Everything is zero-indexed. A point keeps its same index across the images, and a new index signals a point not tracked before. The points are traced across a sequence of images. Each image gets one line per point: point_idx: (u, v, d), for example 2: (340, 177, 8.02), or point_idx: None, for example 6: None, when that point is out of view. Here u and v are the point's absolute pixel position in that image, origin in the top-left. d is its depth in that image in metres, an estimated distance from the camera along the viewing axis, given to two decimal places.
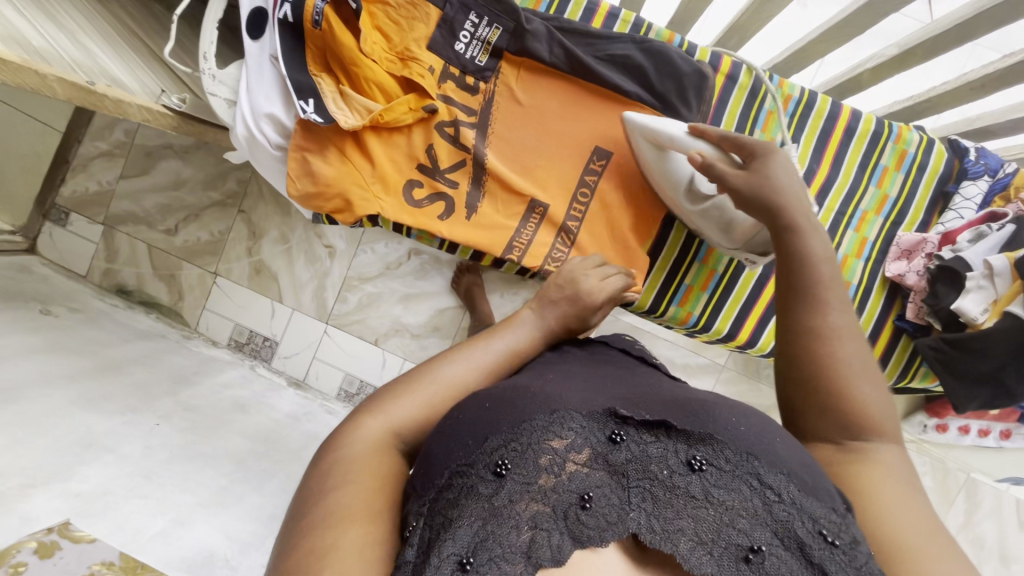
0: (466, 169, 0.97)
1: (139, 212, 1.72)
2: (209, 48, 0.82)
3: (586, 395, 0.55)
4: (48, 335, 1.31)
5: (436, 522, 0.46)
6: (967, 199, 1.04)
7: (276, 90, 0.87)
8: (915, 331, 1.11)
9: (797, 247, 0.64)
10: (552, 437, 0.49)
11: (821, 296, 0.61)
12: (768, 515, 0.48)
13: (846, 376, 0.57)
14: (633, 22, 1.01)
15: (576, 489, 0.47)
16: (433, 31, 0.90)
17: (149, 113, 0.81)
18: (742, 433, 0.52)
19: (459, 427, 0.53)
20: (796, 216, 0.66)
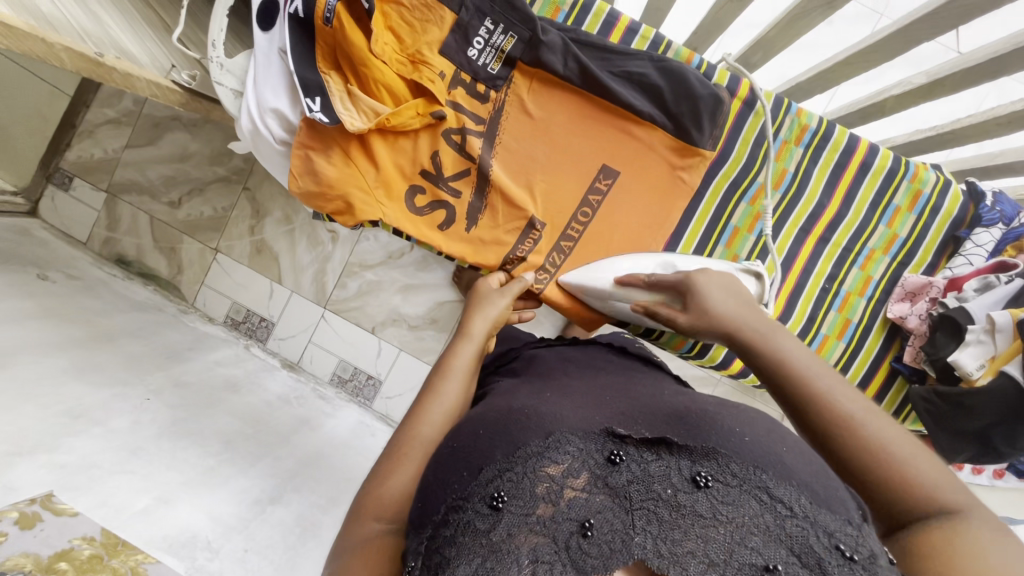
0: (469, 179, 0.95)
1: (143, 182, 1.71)
2: (219, 36, 0.80)
3: (582, 415, 0.58)
4: (45, 301, 1.31)
5: (433, 562, 0.48)
6: (978, 245, 1.02)
7: (283, 85, 0.86)
8: (911, 375, 1.08)
9: (771, 351, 0.63)
10: (549, 463, 0.50)
11: (815, 386, 0.58)
12: (780, 531, 0.47)
13: (870, 448, 0.53)
14: (652, 39, 0.98)
15: (576, 516, 0.48)
16: (447, 36, 0.88)
17: (157, 89, 0.79)
18: (745, 445, 0.53)
19: (458, 456, 0.55)
20: (745, 327, 0.68)
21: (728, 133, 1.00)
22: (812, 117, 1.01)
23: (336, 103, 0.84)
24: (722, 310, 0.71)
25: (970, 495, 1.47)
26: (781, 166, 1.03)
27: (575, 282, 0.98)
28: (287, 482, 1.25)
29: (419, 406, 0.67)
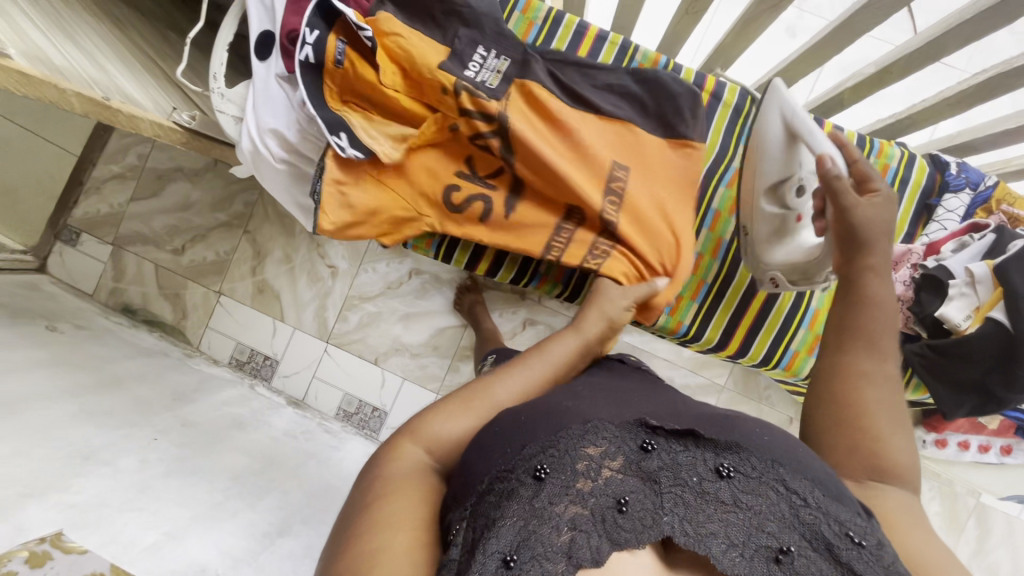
0: (502, 180, 0.97)
1: (147, 232, 1.76)
2: (219, 68, 0.85)
3: (610, 408, 0.59)
4: (52, 350, 1.34)
5: (479, 523, 0.48)
6: (949, 211, 1.06)
7: (282, 108, 0.89)
8: (903, 339, 1.12)
9: (874, 287, 0.69)
10: (588, 445, 0.52)
11: (873, 345, 0.66)
12: (796, 519, 0.51)
13: (871, 416, 0.62)
14: (621, 44, 1.05)
15: (612, 493, 0.50)
16: (447, 67, 0.89)
17: (161, 129, 0.80)
18: (766, 444, 0.55)
19: (500, 438, 0.56)
20: (875, 259, 0.71)
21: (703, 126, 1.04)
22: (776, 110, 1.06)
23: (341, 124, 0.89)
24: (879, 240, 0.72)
25: (990, 483, 1.46)
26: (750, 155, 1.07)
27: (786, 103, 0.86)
28: (296, 514, 1.23)
29: (504, 370, 0.70)
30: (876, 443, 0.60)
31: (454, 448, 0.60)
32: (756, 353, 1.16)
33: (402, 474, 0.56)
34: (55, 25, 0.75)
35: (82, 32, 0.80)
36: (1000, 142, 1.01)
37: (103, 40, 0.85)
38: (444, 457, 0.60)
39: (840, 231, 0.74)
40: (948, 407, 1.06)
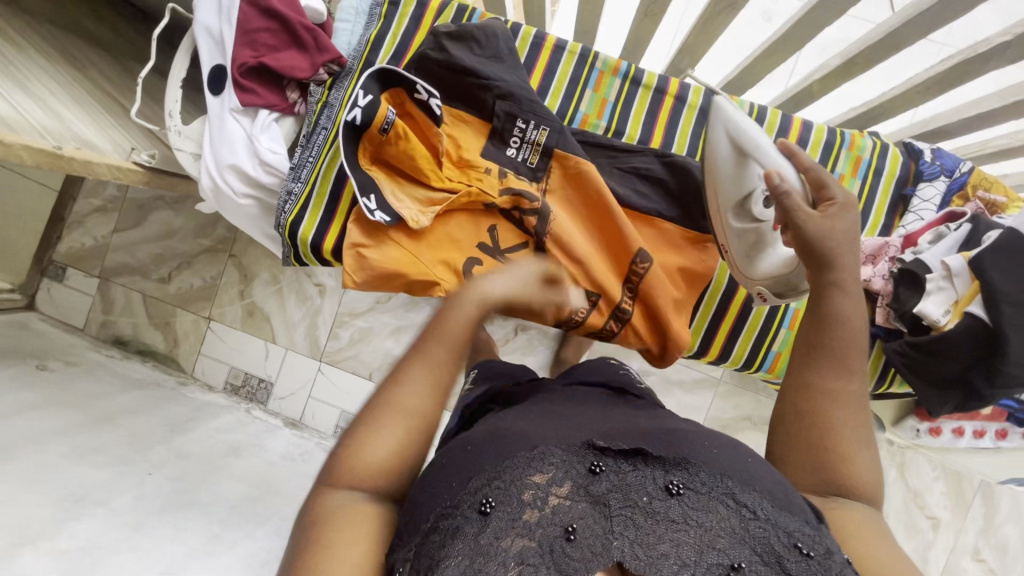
0: (527, 252, 0.87)
1: (133, 263, 1.75)
2: (174, 105, 0.79)
3: (560, 431, 0.57)
4: (43, 390, 1.33)
5: (422, 565, 0.46)
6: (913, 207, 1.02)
7: (243, 145, 0.81)
8: (887, 335, 1.09)
9: (839, 304, 0.66)
10: (534, 472, 0.50)
11: (843, 361, 0.64)
12: (746, 532, 0.49)
13: (840, 438, 0.61)
14: (580, 52, 1.01)
15: (560, 521, 0.47)
16: (484, 147, 0.87)
17: (120, 171, 0.79)
18: (714, 455, 0.55)
19: (448, 469, 0.54)
20: (847, 276, 0.68)
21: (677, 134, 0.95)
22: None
23: (307, 165, 0.83)
24: (847, 252, 0.69)
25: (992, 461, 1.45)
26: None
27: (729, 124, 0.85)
28: None
29: (410, 365, 0.60)
30: (845, 461, 0.60)
31: (384, 474, 0.55)
32: (737, 357, 1.13)
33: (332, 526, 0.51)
34: (5, 74, 0.74)
35: (32, 77, 0.79)
36: (976, 125, 0.99)
37: (55, 83, 0.83)
38: (376, 485, 0.55)
39: (805, 251, 0.71)
40: (931, 403, 1.05)
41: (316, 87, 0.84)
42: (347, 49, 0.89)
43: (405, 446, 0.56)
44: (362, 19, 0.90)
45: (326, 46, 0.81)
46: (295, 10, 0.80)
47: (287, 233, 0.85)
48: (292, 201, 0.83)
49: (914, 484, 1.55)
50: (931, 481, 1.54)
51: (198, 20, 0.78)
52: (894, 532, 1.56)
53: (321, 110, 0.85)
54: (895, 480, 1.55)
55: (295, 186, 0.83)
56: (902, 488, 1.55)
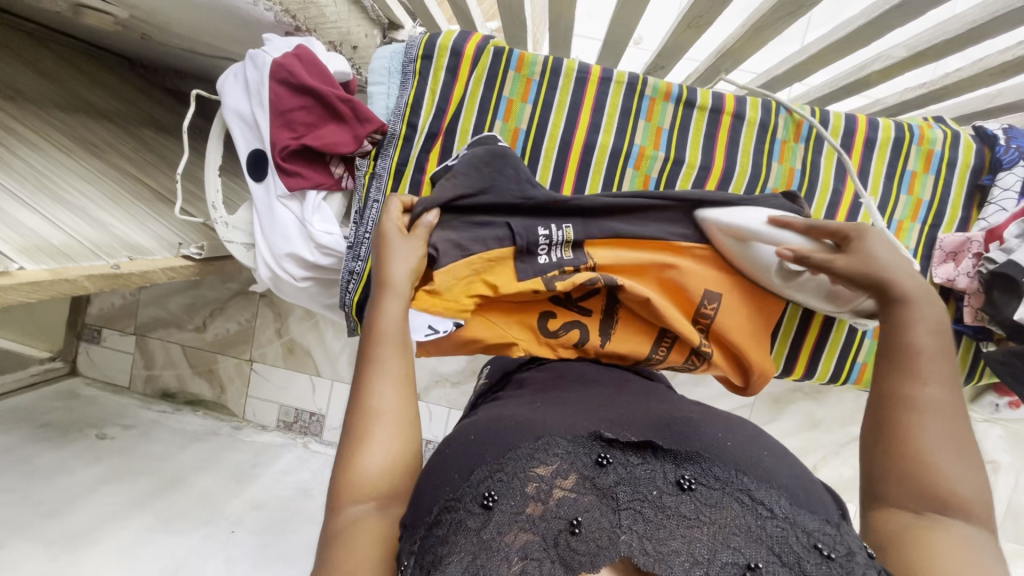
0: (602, 296, 0.72)
1: (166, 315, 1.75)
2: (216, 196, 0.73)
3: (569, 417, 0.47)
4: (112, 460, 1.35)
5: (427, 562, 0.38)
6: (1006, 189, 0.70)
7: (294, 228, 0.71)
8: (977, 334, 0.72)
9: (901, 315, 0.49)
10: (537, 463, 0.41)
11: (915, 363, 0.46)
12: (762, 532, 0.38)
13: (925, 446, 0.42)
14: (630, 80, 0.72)
15: (565, 513, 0.38)
16: (519, 268, 0.67)
17: (172, 270, 0.78)
18: (728, 449, 0.43)
19: (448, 459, 0.45)
20: (907, 284, 0.51)
21: (796, 172, 0.73)
22: (936, 138, 0.73)
23: (366, 241, 0.71)
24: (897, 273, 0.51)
25: None
26: (914, 198, 0.74)
27: (712, 218, 0.67)
28: None
29: (367, 361, 0.51)
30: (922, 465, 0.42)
31: (382, 483, 0.45)
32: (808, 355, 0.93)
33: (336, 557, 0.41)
34: (39, 188, 0.71)
35: (67, 184, 0.76)
36: None
37: (89, 183, 0.80)
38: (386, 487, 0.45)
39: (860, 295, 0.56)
40: None
41: (362, 161, 0.72)
42: (387, 115, 0.73)
43: (400, 451, 0.47)
44: (396, 79, 0.72)
45: (368, 114, 0.70)
46: (328, 80, 0.69)
47: (355, 315, 0.74)
48: (356, 281, 0.72)
49: (972, 433, 1.56)
50: (988, 428, 1.55)
51: (228, 105, 0.70)
52: None
53: (370, 181, 0.72)
54: None
55: (357, 264, 0.71)
56: None
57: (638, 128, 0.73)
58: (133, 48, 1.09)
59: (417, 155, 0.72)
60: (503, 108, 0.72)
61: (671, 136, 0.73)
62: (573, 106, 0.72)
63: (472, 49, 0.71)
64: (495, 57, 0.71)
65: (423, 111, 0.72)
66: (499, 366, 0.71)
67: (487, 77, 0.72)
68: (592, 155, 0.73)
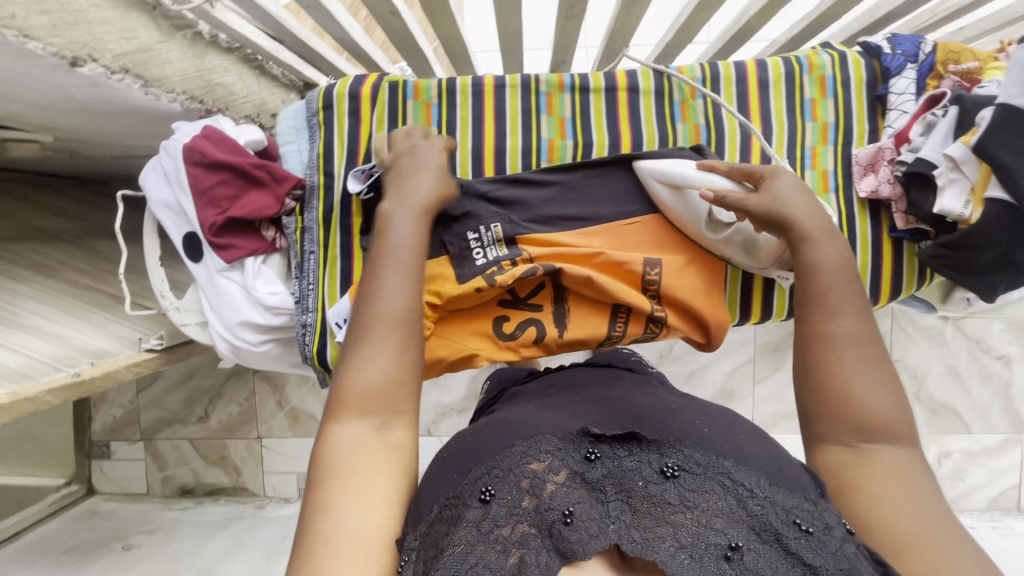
0: (548, 293, 0.74)
1: (167, 414, 1.76)
2: (163, 284, 0.76)
3: (560, 418, 0.48)
4: (141, 569, 1.37)
5: (427, 556, 0.39)
6: (901, 93, 0.73)
7: (241, 296, 0.73)
8: (915, 236, 0.74)
9: (807, 255, 0.56)
10: (530, 459, 0.42)
11: (830, 300, 0.53)
12: (744, 512, 0.38)
13: (843, 378, 0.50)
14: (522, 82, 0.75)
15: (558, 504, 0.38)
16: (458, 273, 0.71)
17: (136, 365, 0.79)
18: (705, 435, 0.45)
19: (447, 463, 0.47)
20: (808, 225, 0.57)
21: (701, 127, 0.76)
22: (824, 63, 0.76)
23: (311, 292, 0.74)
24: (796, 211, 0.58)
25: None
26: (819, 123, 0.76)
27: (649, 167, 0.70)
28: None
29: (378, 276, 0.54)
30: (843, 393, 0.50)
31: (381, 399, 0.49)
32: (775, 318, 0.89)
33: (338, 461, 0.46)
34: None
35: (20, 308, 0.79)
36: None
37: (42, 303, 0.83)
38: (388, 407, 0.49)
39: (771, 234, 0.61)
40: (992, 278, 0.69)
41: (289, 218, 0.74)
42: (302, 171, 0.76)
43: (398, 369, 0.50)
44: (304, 135, 0.75)
45: (283, 174, 0.73)
46: (238, 151, 0.72)
47: (319, 364, 0.75)
48: (311, 332, 0.74)
49: (973, 332, 1.56)
50: (987, 325, 1.55)
51: (152, 198, 0.73)
52: (968, 385, 1.58)
53: (301, 236, 0.74)
54: (953, 336, 1.57)
55: (308, 316, 0.73)
56: (963, 341, 1.57)
57: (542, 123, 0.75)
58: (70, 167, 1.13)
59: (339, 200, 0.74)
60: None
61: (575, 123, 0.75)
62: (476, 119, 0.75)
63: (368, 88, 0.74)
64: (391, 91, 0.74)
65: (336, 159, 0.74)
66: (500, 381, 0.73)
67: (388, 112, 0.74)
68: (504, 159, 0.75)
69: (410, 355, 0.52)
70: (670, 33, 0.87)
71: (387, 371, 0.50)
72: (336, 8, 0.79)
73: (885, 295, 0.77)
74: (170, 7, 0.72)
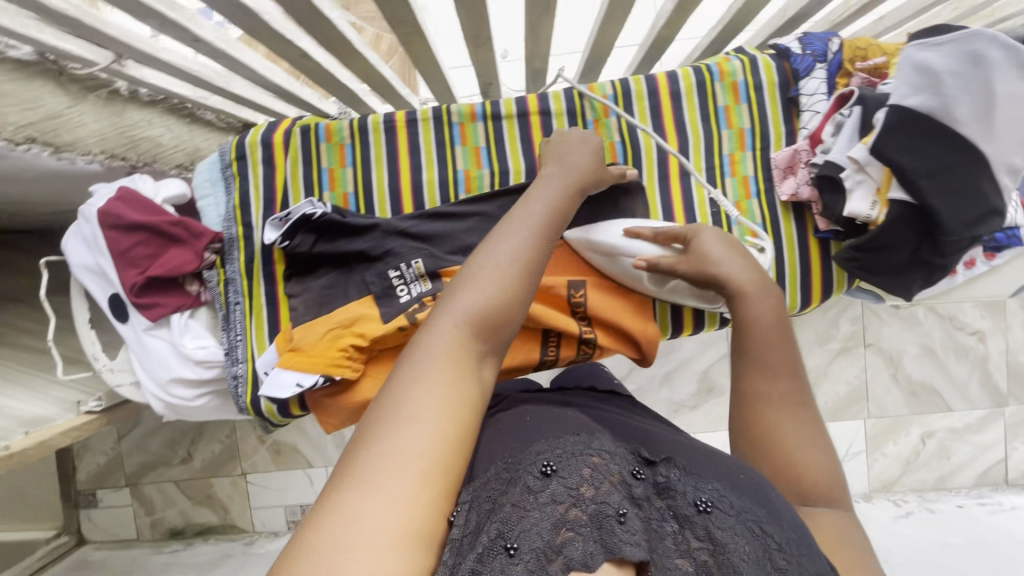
0: None
1: (151, 458, 1.74)
2: (94, 347, 0.75)
3: (617, 436, 0.49)
4: None
5: (484, 509, 0.40)
6: (812, 94, 0.72)
7: (170, 353, 0.72)
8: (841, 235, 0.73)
9: (741, 313, 0.55)
10: (591, 454, 0.43)
11: (767, 357, 0.53)
12: (769, 564, 0.38)
13: (784, 436, 0.50)
14: (434, 115, 0.75)
15: (611, 502, 0.39)
16: (381, 311, 0.70)
17: (75, 429, 0.77)
18: (739, 477, 0.43)
19: (506, 442, 0.47)
20: (743, 281, 0.56)
21: (616, 145, 0.76)
22: (735, 69, 0.75)
23: (240, 343, 0.74)
24: (726, 267, 0.57)
25: None
26: (735, 129, 0.76)
27: (580, 237, 0.73)
28: None
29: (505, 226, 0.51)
30: (780, 451, 0.49)
31: (481, 332, 0.44)
32: None
33: (421, 372, 0.40)
34: None
35: None
36: None
37: None
38: (484, 345, 0.44)
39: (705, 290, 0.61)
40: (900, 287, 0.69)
41: (210, 272, 0.75)
42: (221, 224, 0.76)
43: (501, 308, 0.45)
44: (221, 187, 0.75)
45: (201, 228, 0.73)
46: (155, 209, 0.72)
47: (255, 413, 0.76)
48: (244, 383, 0.74)
49: (946, 310, 1.55)
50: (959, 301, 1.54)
51: (73, 263, 0.72)
52: (945, 363, 1.56)
53: (225, 288, 0.75)
54: (925, 316, 1.55)
55: (239, 367, 0.74)
56: (936, 320, 1.55)
57: (458, 154, 0.75)
58: None
59: (260, 249, 0.75)
60: (326, 179, 0.75)
61: (490, 151, 0.75)
62: (390, 156, 0.75)
63: (279, 135, 0.74)
64: (302, 136, 0.74)
65: (254, 209, 0.75)
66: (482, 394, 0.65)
67: (302, 157, 0.75)
68: (422, 194, 0.75)
69: (516, 303, 0.46)
70: (588, 48, 0.87)
71: (489, 305, 0.45)
72: (248, 56, 0.76)
73: (817, 297, 0.77)
74: (78, 70, 0.70)
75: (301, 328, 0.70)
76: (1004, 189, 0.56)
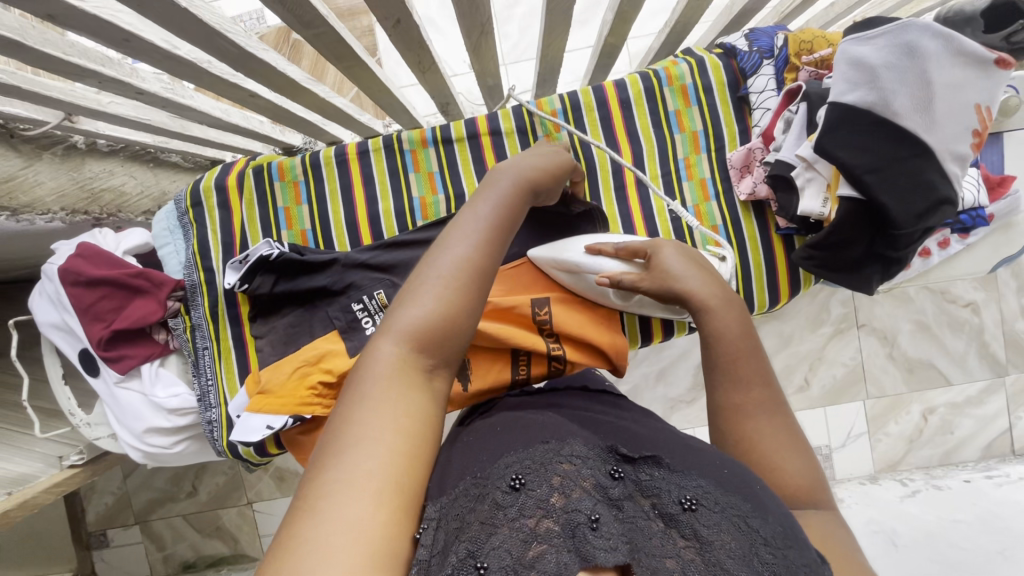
0: None
1: (159, 494, 1.67)
2: (70, 402, 0.75)
3: (586, 435, 0.44)
4: None
5: (451, 525, 0.34)
6: (761, 91, 0.71)
7: (141, 404, 0.72)
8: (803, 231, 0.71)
9: (705, 329, 0.53)
10: (561, 459, 0.37)
11: (736, 368, 0.51)
12: (756, 559, 0.34)
13: (764, 443, 0.48)
14: (385, 144, 0.76)
15: (585, 508, 0.34)
16: (347, 345, 0.70)
17: (59, 485, 0.78)
18: (723, 471, 0.40)
19: (474, 452, 0.42)
20: (705, 295, 0.54)
21: None
22: (682, 73, 0.75)
23: (212, 388, 0.75)
24: (686, 282, 0.55)
25: None
26: (688, 132, 0.76)
27: (543, 257, 0.73)
28: None
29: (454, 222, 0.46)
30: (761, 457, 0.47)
31: (434, 338, 0.40)
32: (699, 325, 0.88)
33: (370, 393, 0.36)
34: None
35: None
36: None
37: None
38: (437, 352, 0.40)
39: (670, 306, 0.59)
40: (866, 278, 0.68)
41: (175, 320, 0.75)
42: (183, 271, 0.77)
43: (456, 307, 0.41)
44: (179, 234, 0.76)
45: (161, 277, 0.73)
46: (117, 263, 0.72)
47: (233, 455, 0.77)
48: (218, 427, 0.75)
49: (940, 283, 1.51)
50: None
51: (40, 322, 0.73)
52: (944, 338, 1.51)
53: (192, 334, 0.76)
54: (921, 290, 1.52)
55: (212, 412, 0.75)
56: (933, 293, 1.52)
57: (412, 181, 0.76)
58: None
59: (224, 292, 0.77)
60: (283, 217, 0.76)
61: (444, 176, 0.76)
62: (345, 190, 0.76)
63: (233, 178, 0.75)
64: (256, 177, 0.75)
65: (213, 253, 0.77)
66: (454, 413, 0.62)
67: (257, 199, 0.76)
68: (379, 224, 0.76)
69: (471, 305, 0.42)
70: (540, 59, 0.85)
71: (440, 311, 0.40)
72: (200, 101, 0.76)
73: (785, 293, 0.76)
74: (29, 131, 0.68)
75: (268, 369, 0.70)
76: (953, 177, 0.55)
